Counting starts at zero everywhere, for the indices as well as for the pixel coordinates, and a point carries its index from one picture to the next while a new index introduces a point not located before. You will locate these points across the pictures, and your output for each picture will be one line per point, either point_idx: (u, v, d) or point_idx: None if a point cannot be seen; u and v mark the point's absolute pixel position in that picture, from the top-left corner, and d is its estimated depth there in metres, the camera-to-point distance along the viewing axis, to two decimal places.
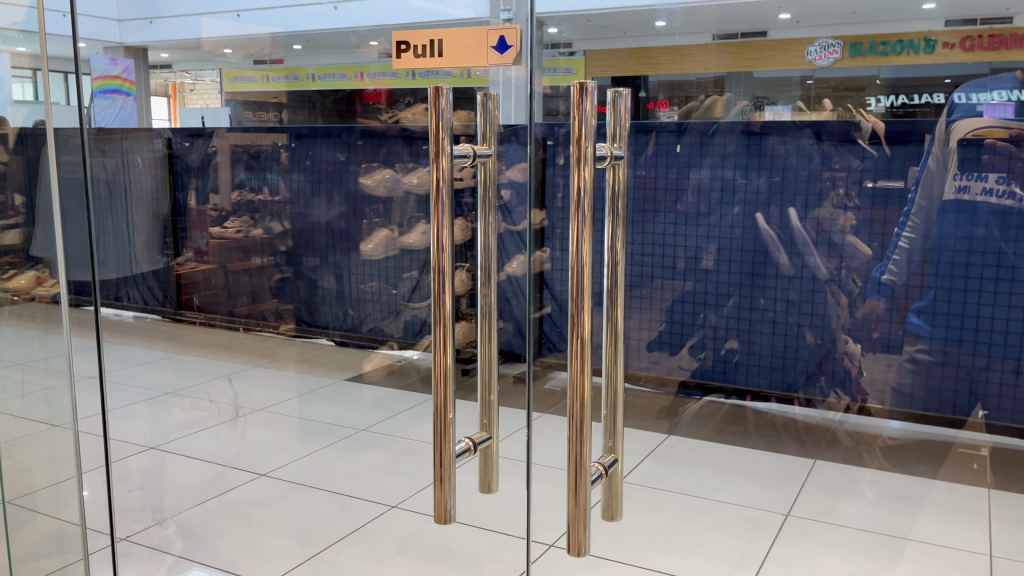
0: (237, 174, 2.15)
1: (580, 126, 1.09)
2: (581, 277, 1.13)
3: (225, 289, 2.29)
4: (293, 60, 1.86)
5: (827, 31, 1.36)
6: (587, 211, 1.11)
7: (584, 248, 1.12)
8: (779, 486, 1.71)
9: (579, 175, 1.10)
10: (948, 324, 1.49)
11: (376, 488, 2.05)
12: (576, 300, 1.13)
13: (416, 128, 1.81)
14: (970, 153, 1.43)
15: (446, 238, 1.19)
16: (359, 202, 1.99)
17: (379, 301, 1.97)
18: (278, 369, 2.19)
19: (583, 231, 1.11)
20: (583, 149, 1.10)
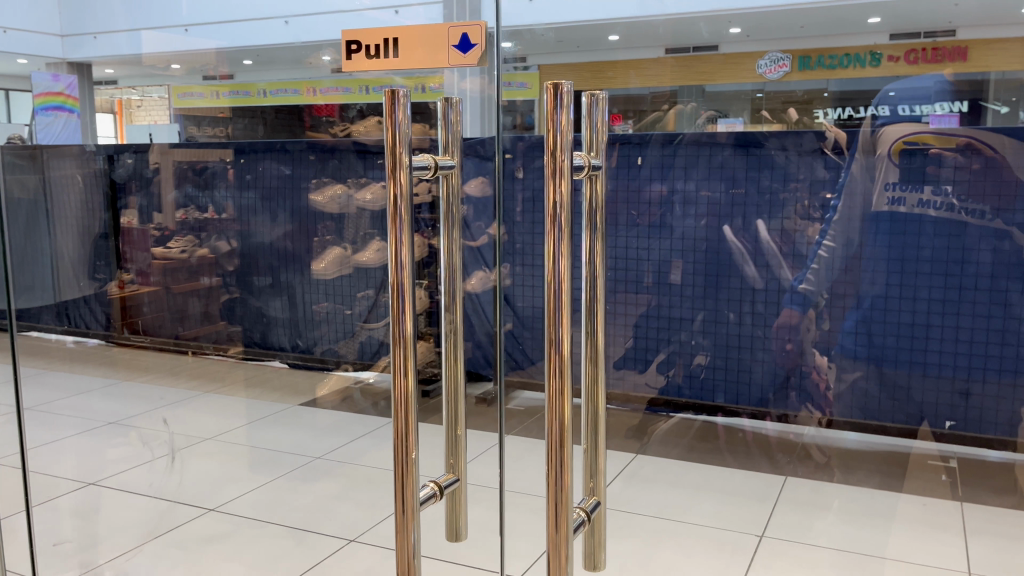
0: (184, 190, 2.07)
1: (557, 135, 1.03)
2: (559, 290, 1.07)
3: (171, 312, 2.19)
4: (243, 76, 1.73)
5: (775, 45, 1.25)
6: (564, 226, 1.05)
7: (563, 260, 1.06)
8: (749, 505, 1.66)
9: (553, 188, 1.05)
10: (891, 334, 1.53)
11: (335, 517, 1.95)
12: (555, 317, 1.07)
13: (368, 141, 1.77)
14: (915, 161, 1.39)
15: (406, 252, 1.11)
16: (309, 219, 1.97)
17: (339, 322, 1.95)
18: (228, 396, 2.12)
19: (562, 245, 1.05)
20: (561, 158, 1.04)
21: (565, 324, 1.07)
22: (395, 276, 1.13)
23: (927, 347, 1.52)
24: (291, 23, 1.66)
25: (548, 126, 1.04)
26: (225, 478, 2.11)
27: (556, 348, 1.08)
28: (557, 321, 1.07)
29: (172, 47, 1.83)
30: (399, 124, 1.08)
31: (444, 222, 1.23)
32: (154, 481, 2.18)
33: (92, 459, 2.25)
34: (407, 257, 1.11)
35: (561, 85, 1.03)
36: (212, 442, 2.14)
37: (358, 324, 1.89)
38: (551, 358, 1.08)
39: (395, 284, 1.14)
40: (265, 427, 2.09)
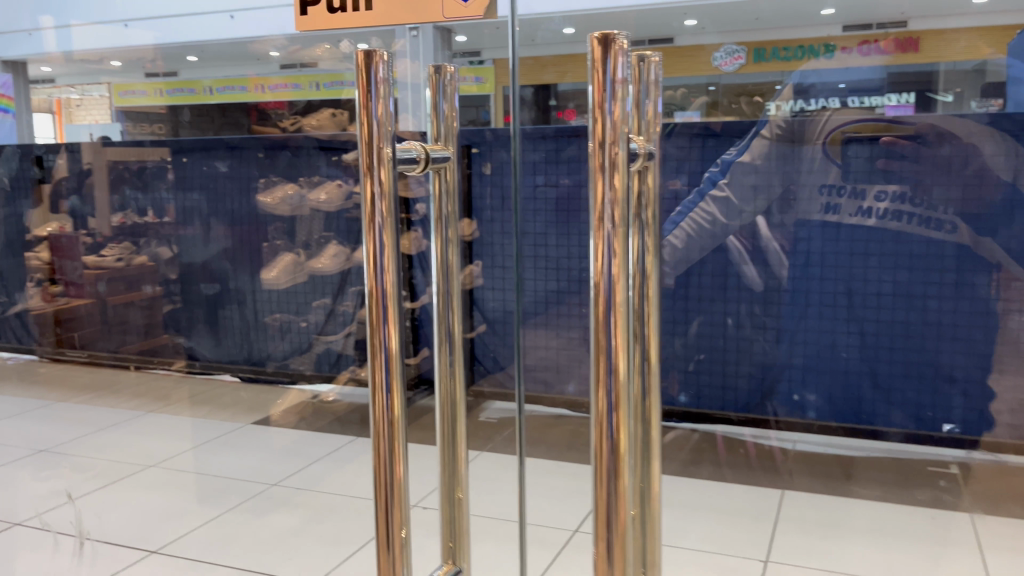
0: (122, 193, 2.10)
1: (607, 123, 0.66)
2: (613, 340, 0.68)
3: (107, 325, 2.15)
4: (188, 73, 1.57)
5: (730, 37, 1.24)
6: (619, 227, 0.67)
7: (618, 301, 0.67)
8: (748, 525, 1.56)
9: (598, 188, 0.67)
10: (819, 352, 1.61)
11: (269, 539, 1.49)
12: (606, 383, 0.69)
13: (322, 136, 1.84)
14: (867, 153, 1.51)
15: (391, 278, 0.77)
16: (258, 220, 2.03)
17: (295, 332, 2.02)
18: (169, 416, 1.95)
19: (615, 275, 0.67)
20: (614, 147, 0.66)
21: (623, 393, 0.69)
22: (371, 312, 0.78)
23: (910, 352, 1.56)
24: (237, 17, 1.42)
25: (592, 100, 0.67)
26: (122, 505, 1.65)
27: (610, 433, 0.69)
28: (604, 379, 0.69)
29: (112, 43, 1.74)
30: (378, 113, 0.75)
31: (439, 233, 0.88)
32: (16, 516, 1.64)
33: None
34: (389, 287, 0.77)
35: (615, 41, 0.65)
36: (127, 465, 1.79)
37: (314, 333, 1.98)
38: (601, 444, 0.70)
39: (373, 324, 0.78)
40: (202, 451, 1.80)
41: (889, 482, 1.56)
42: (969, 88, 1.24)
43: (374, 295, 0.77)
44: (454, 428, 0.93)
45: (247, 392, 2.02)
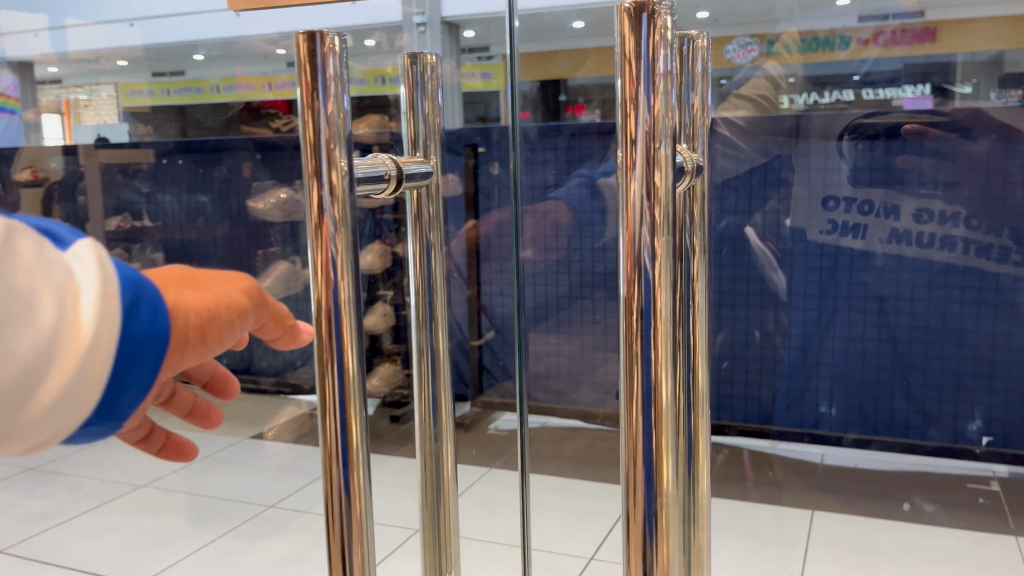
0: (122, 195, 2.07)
1: (642, 117, 0.31)
2: (652, 349, 0.33)
3: None
4: (197, 72, 1.99)
5: (741, 32, 1.51)
6: (662, 310, 0.33)
7: (660, 330, 0.33)
8: (776, 548, 1.39)
9: (630, 209, 0.32)
10: (849, 361, 1.59)
11: (265, 562, 1.38)
12: (643, 492, 0.34)
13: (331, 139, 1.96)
14: (884, 150, 1.50)
15: (347, 298, 0.36)
16: (255, 228, 2.00)
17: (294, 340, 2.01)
18: None
19: (657, 283, 0.32)
20: (656, 145, 0.32)
21: (670, 458, 0.34)
22: (324, 424, 0.37)
23: (947, 358, 1.54)
24: None
25: (617, 63, 0.33)
26: (108, 524, 1.53)
27: (649, 526, 0.34)
28: (626, 402, 0.34)
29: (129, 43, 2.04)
30: (326, 113, 0.36)
31: (418, 269, 0.52)
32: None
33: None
34: (351, 366, 0.37)
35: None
36: (116, 483, 1.69)
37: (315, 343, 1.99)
38: (629, 536, 0.34)
39: (327, 445, 0.38)
40: (199, 469, 1.73)
41: (926, 497, 1.53)
42: (984, 79, 1.43)
43: (329, 393, 0.37)
44: (439, 522, 0.56)
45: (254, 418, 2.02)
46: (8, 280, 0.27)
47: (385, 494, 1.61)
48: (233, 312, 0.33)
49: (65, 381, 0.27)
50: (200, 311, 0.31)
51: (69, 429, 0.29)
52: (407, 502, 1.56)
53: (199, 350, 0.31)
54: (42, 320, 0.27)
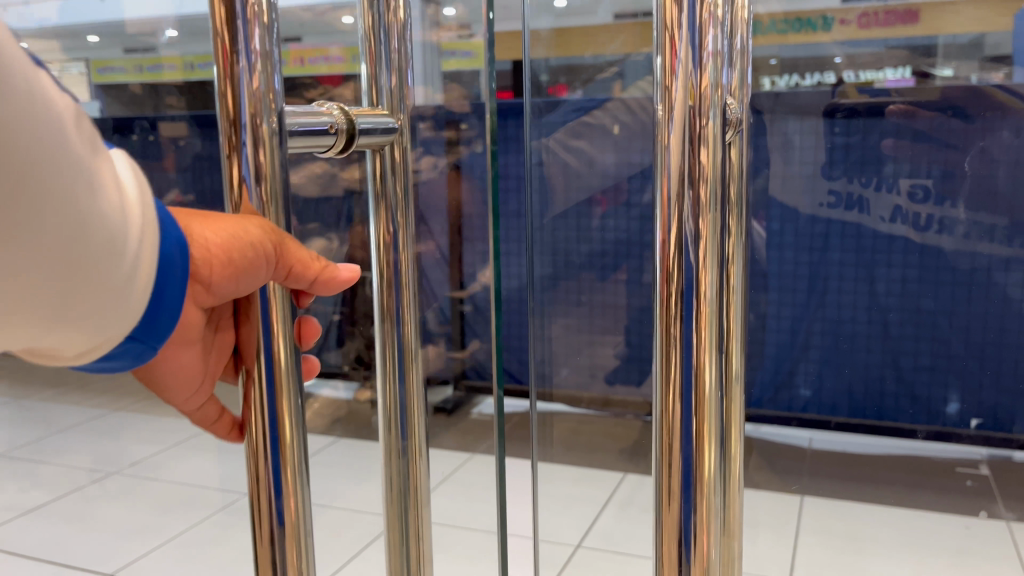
0: None
1: (680, 83, 0.27)
2: (694, 331, 0.28)
3: None
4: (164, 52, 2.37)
5: None
6: (706, 294, 0.28)
7: (704, 312, 0.28)
8: (767, 533, 1.36)
9: (669, 194, 0.28)
10: (838, 344, 1.57)
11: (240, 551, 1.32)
12: (681, 488, 0.29)
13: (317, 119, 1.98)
14: (868, 129, 1.49)
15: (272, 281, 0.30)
16: None
17: None
18: (144, 421, 1.88)
19: (700, 259, 0.28)
20: (701, 124, 0.27)
21: (713, 445, 0.30)
22: (246, 416, 0.30)
23: (941, 342, 1.51)
24: None
25: (657, 30, 0.28)
26: (79, 512, 1.47)
27: (686, 524, 0.30)
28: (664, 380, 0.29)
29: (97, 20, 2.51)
30: (247, 84, 0.28)
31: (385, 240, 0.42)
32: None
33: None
34: (282, 368, 0.29)
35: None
36: (88, 470, 1.63)
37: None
38: (665, 533, 0.30)
39: (250, 440, 0.30)
40: (173, 457, 1.68)
41: (913, 482, 1.48)
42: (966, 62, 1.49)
43: (253, 397, 0.30)
44: (411, 555, 0.47)
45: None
46: (87, 159, 0.26)
47: (367, 481, 1.57)
48: (260, 246, 0.29)
49: (131, 265, 0.27)
50: (223, 230, 0.29)
51: (111, 333, 0.27)
52: None
53: (230, 270, 0.29)
54: (115, 197, 0.27)
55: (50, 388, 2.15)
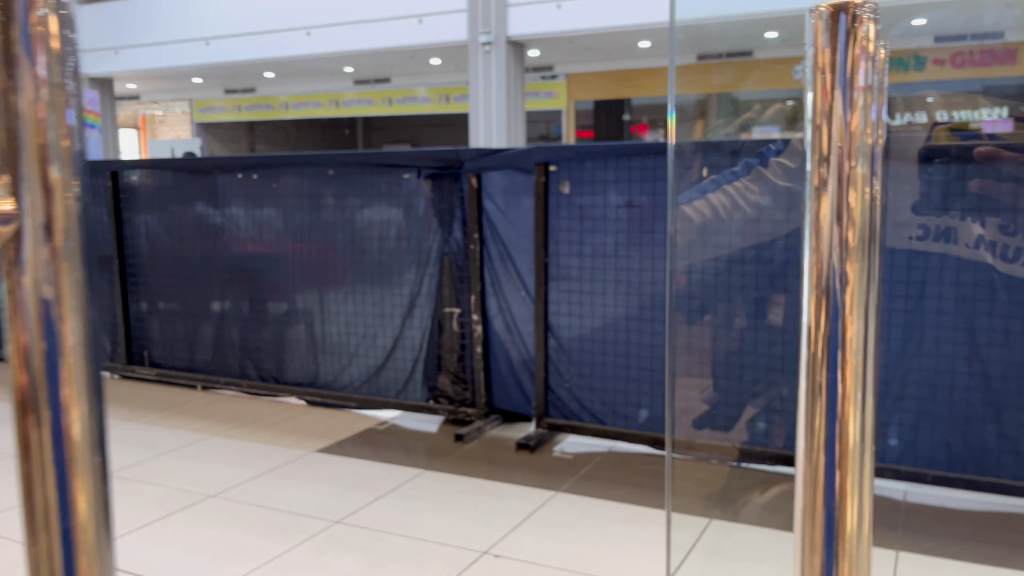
0: (204, 210, 2.40)
1: (836, 134, 0.26)
2: (839, 397, 0.27)
3: (241, 334, 2.42)
4: None
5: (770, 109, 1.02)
6: (849, 363, 0.27)
7: (851, 379, 0.27)
8: None
9: (821, 241, 0.27)
10: (934, 392, 1.53)
11: None
12: (822, 572, 0.28)
13: (403, 159, 2.08)
14: (960, 171, 1.46)
15: None
16: (332, 235, 2.22)
17: (364, 353, 2.23)
18: (245, 447, 1.97)
19: (850, 318, 0.27)
20: (848, 161, 0.26)
21: (858, 517, 0.28)
22: None
23: None
24: None
25: (812, 72, 0.27)
26: (178, 532, 1.51)
27: None
28: (802, 463, 0.28)
29: None
30: None
31: (35, 345, 0.25)
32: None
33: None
34: None
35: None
36: (186, 492, 1.69)
37: (411, 359, 2.17)
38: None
39: None
40: (267, 483, 1.74)
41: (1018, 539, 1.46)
42: None
43: None
44: None
45: (323, 440, 2.04)
46: None
47: (452, 514, 1.59)
48: None
49: None
50: None
51: None
52: (473, 523, 1.54)
53: None
54: None
55: (151, 414, 2.27)
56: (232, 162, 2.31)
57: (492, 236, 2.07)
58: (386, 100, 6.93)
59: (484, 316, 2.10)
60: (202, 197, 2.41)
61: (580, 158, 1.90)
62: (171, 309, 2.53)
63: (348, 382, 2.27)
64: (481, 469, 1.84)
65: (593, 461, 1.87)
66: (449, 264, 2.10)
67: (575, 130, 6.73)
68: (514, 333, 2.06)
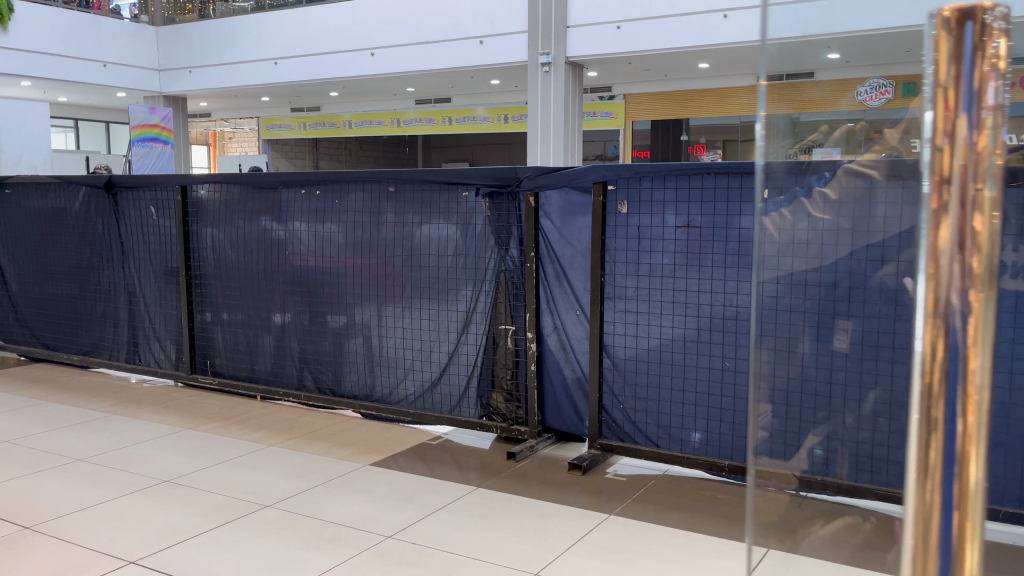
0: (267, 224, 2.47)
1: (963, 147, 0.39)
2: (959, 337, 0.39)
3: (299, 346, 2.46)
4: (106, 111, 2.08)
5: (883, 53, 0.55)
6: (984, 304, 0.39)
7: (973, 320, 0.39)
8: None
9: (947, 246, 0.40)
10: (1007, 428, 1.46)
11: None
12: (936, 460, 0.40)
13: (460, 178, 2.10)
14: None
15: None
16: (390, 251, 2.25)
17: (419, 368, 2.25)
18: (300, 458, 2.00)
19: (969, 340, 0.39)
20: (974, 187, 0.39)
21: (976, 422, 0.39)
22: None
23: None
24: None
25: (934, 95, 0.41)
26: (234, 541, 1.53)
27: (948, 481, 0.40)
28: (922, 460, 0.40)
29: None
30: None
31: None
32: (124, 544, 1.51)
33: (97, 490, 1.77)
34: None
35: (982, 10, 0.40)
36: (243, 502, 1.72)
37: (464, 374, 2.17)
38: (920, 564, 0.42)
39: None
40: (321, 495, 1.76)
41: None
42: None
43: None
44: None
45: (376, 453, 2.06)
46: None
47: (503, 533, 1.59)
48: None
49: None
50: None
51: None
52: (523, 543, 1.53)
53: None
54: None
55: (211, 423, 2.32)
56: (295, 178, 2.36)
57: (548, 254, 2.07)
58: (445, 119, 7.03)
59: (539, 334, 2.10)
60: (266, 212, 2.47)
61: (638, 178, 1.89)
62: (234, 320, 2.59)
63: (402, 395, 2.28)
64: (532, 489, 1.83)
65: (646, 485, 1.84)
66: (505, 281, 2.11)
67: (631, 149, 6.72)
68: (569, 353, 2.06)
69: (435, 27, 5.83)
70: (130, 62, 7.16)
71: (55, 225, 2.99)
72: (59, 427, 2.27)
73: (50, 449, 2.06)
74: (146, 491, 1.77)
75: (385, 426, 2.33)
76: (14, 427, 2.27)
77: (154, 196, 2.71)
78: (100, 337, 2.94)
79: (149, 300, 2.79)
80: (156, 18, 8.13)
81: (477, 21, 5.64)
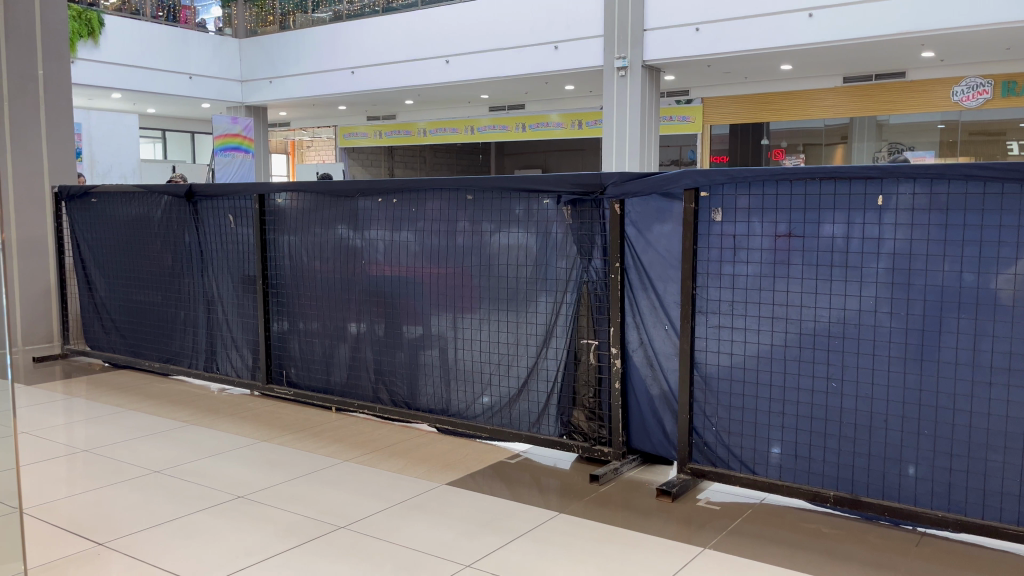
0: (344, 232, 2.42)
1: None
2: None
3: (374, 357, 2.41)
4: None
5: None
6: None
7: None
8: None
9: None
10: None
11: None
12: None
13: (541, 185, 2.00)
14: None
15: None
16: (468, 259, 2.17)
17: (497, 382, 2.15)
18: (374, 475, 1.93)
19: None
20: None
21: None
22: None
23: None
24: None
25: None
26: (307, 564, 1.47)
27: None
28: None
29: None
30: None
31: None
32: (197, 563, 1.47)
33: (173, 505, 1.74)
34: None
35: None
36: (317, 521, 1.66)
37: (544, 390, 2.07)
38: None
39: None
40: (397, 517, 1.68)
41: None
42: None
43: None
44: None
45: (452, 471, 1.98)
46: None
47: (589, 565, 1.48)
48: None
49: None
50: None
51: None
52: None
53: None
54: None
55: (286, 435, 2.28)
56: (372, 186, 2.31)
57: (634, 265, 1.96)
58: (519, 125, 6.96)
59: (624, 349, 1.98)
60: (343, 220, 2.43)
61: (733, 184, 1.76)
62: (310, 329, 2.56)
63: (479, 411, 2.20)
64: (618, 515, 1.71)
65: (742, 515, 1.71)
66: (588, 293, 2.00)
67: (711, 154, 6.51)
68: (658, 370, 1.94)
69: (510, 33, 5.77)
70: (213, 74, 7.34)
71: (137, 233, 3.03)
72: (139, 436, 2.27)
73: (129, 460, 2.05)
74: (220, 507, 1.73)
75: (461, 442, 2.25)
76: (95, 435, 2.28)
77: (232, 204, 2.71)
78: (180, 345, 2.95)
79: (227, 308, 2.79)
80: (238, 31, 8.33)
81: (553, 26, 5.56)
